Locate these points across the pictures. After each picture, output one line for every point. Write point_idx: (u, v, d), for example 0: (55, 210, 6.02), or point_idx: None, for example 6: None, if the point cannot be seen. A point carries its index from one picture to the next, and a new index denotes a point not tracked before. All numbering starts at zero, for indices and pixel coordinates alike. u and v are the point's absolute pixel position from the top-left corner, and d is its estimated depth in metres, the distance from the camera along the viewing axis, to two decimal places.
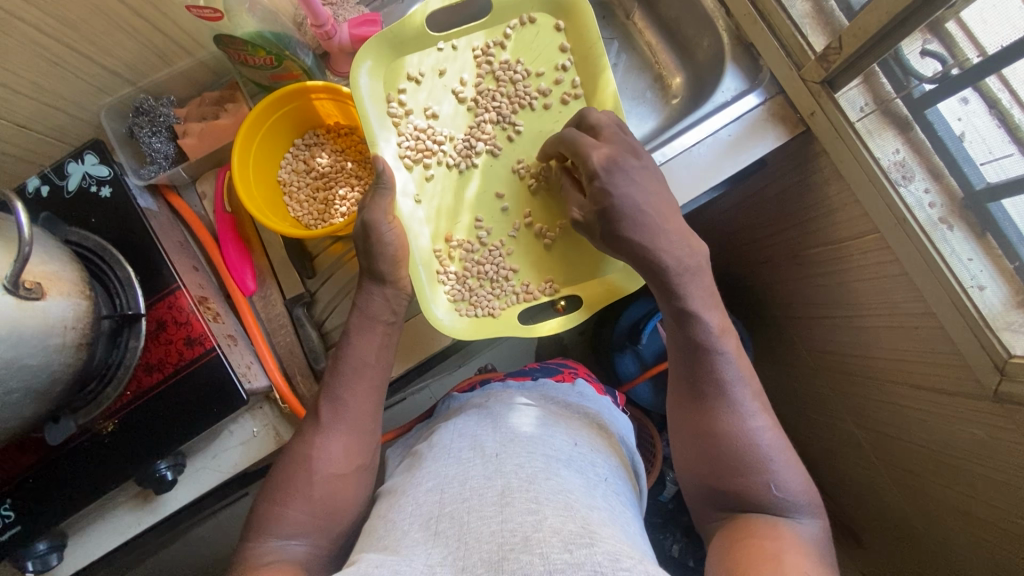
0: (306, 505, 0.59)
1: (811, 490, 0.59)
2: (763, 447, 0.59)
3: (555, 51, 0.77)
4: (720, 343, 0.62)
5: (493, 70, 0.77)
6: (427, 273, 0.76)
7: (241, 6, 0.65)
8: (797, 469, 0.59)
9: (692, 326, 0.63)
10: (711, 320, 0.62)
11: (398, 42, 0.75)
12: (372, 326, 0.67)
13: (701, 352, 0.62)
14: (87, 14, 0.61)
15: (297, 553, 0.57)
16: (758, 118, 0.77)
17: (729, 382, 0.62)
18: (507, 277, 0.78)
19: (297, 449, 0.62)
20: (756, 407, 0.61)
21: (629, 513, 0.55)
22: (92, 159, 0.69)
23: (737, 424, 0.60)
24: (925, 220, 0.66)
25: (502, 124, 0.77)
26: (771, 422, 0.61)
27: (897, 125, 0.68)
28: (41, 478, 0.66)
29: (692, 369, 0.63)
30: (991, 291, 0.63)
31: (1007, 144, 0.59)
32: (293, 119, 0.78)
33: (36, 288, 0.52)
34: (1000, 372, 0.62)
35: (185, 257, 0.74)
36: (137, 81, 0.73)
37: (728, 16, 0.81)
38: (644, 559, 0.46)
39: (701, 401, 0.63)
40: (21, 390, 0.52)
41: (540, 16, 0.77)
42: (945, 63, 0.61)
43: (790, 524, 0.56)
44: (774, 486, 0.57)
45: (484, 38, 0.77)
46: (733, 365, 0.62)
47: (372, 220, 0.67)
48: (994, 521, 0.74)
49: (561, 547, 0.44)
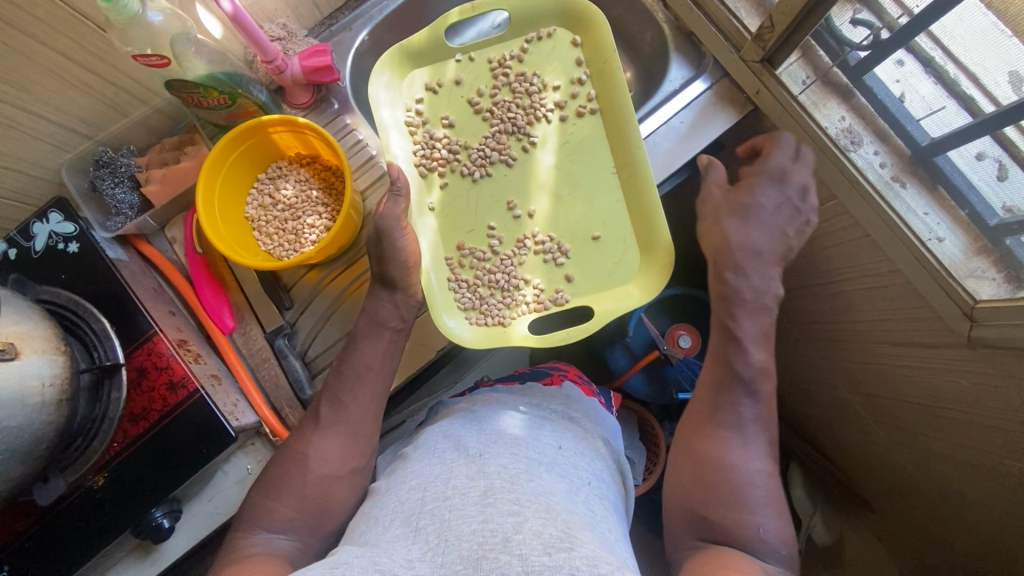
0: (297, 501, 0.58)
1: (791, 548, 0.59)
2: (759, 492, 0.60)
3: (571, 63, 0.81)
4: (754, 382, 0.66)
5: (510, 82, 0.81)
6: (437, 283, 0.78)
7: (188, 50, 0.66)
8: (784, 522, 0.59)
9: (736, 357, 0.67)
10: (754, 356, 0.67)
11: (416, 53, 0.79)
12: (379, 332, 0.68)
13: (732, 385, 0.66)
14: (36, 75, 0.62)
15: (282, 546, 0.56)
16: (706, 103, 0.79)
17: (746, 422, 0.64)
18: (519, 286, 0.79)
19: (293, 447, 0.62)
20: (761, 453, 0.63)
21: (612, 518, 0.56)
22: (57, 217, 0.69)
23: (742, 461, 0.62)
24: (876, 179, 0.69)
25: (516, 134, 0.80)
26: (770, 470, 0.62)
27: (839, 93, 0.71)
28: (35, 543, 0.65)
29: (716, 402, 0.66)
30: (950, 242, 0.65)
31: (944, 98, 0.61)
32: (253, 155, 0.78)
33: (9, 348, 0.52)
34: (971, 319, 0.63)
35: (161, 303, 0.74)
36: (95, 135, 0.74)
37: (667, 9, 0.84)
38: (622, 566, 0.46)
39: (712, 433, 0.65)
40: (4, 451, 0.52)
41: (559, 31, 0.81)
42: (873, 27, 0.63)
43: (764, 564, 0.55)
44: (759, 529, 0.58)
45: (502, 52, 0.82)
46: (755, 408, 0.65)
47: (384, 228, 0.69)
48: (991, 465, 0.75)
49: (541, 550, 0.45)
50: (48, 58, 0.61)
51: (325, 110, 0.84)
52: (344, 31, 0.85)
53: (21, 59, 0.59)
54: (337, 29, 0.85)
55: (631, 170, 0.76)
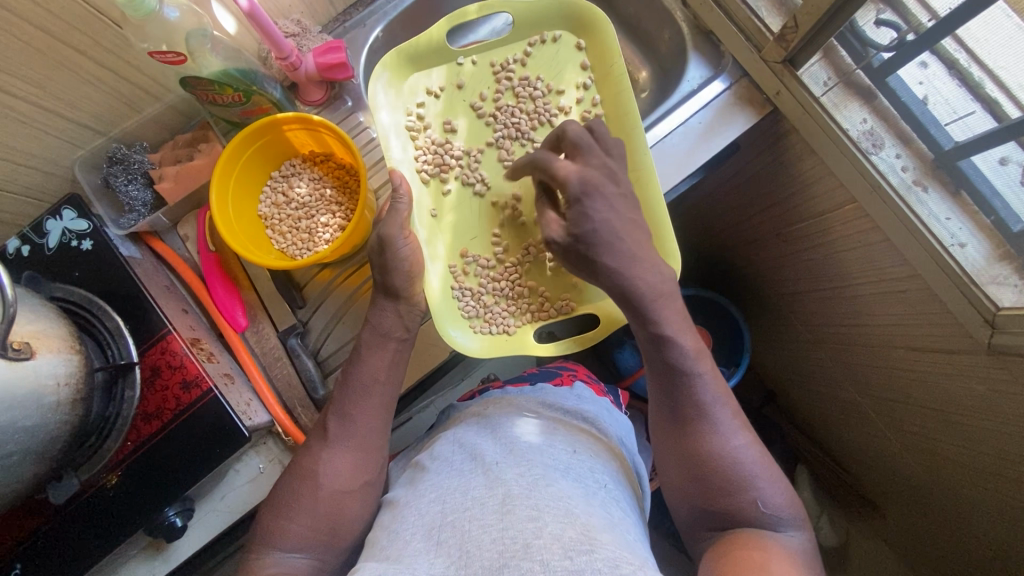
0: (310, 520, 0.58)
1: (795, 503, 0.58)
2: (751, 466, 0.58)
3: (576, 67, 0.80)
4: (696, 366, 0.61)
5: (513, 86, 0.80)
6: (440, 294, 0.77)
7: (204, 46, 0.65)
8: (782, 484, 0.59)
9: (668, 350, 0.61)
10: (685, 344, 0.61)
11: (416, 56, 0.78)
12: (383, 343, 0.67)
13: (677, 375, 0.61)
14: (51, 71, 0.61)
15: (297, 566, 0.56)
16: (724, 104, 0.78)
17: (707, 403, 0.60)
18: (523, 294, 0.79)
19: (303, 466, 0.61)
20: (736, 426, 0.60)
21: (630, 520, 0.55)
22: (71, 214, 0.69)
23: (721, 445, 0.59)
24: (899, 184, 0.67)
25: (521, 140, 0.79)
26: (751, 438, 0.60)
27: (861, 95, 0.69)
28: (48, 540, 0.65)
29: (671, 394, 0.62)
30: (972, 248, 0.63)
31: (970, 103, 0.60)
32: (268, 152, 0.78)
33: (25, 347, 0.52)
34: (991, 326, 0.62)
35: (173, 300, 0.74)
36: (108, 131, 0.73)
37: (686, 7, 0.83)
38: (644, 564, 0.46)
39: (682, 426, 0.61)
40: (19, 452, 0.52)
41: (563, 35, 0.80)
42: (899, 29, 0.62)
43: (778, 538, 0.55)
44: (760, 504, 0.57)
45: (505, 54, 0.80)
46: (711, 387, 0.61)
47: (387, 235, 0.67)
48: (1004, 473, 0.75)
49: (562, 553, 0.44)
50: (63, 54, 0.61)
51: (338, 107, 0.84)
52: (358, 27, 0.85)
53: (36, 56, 0.59)
54: (351, 25, 0.85)
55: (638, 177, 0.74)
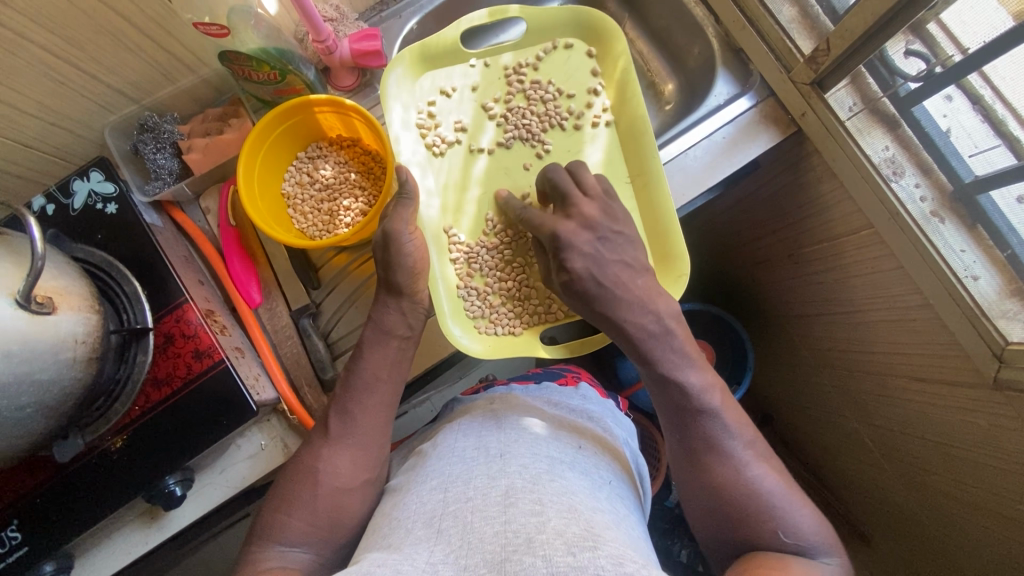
0: (310, 516, 0.57)
1: (823, 528, 0.57)
2: (772, 495, 0.57)
3: (587, 74, 0.81)
4: (704, 399, 0.61)
5: (525, 89, 0.81)
6: (446, 290, 0.78)
7: (246, 23, 0.66)
8: (807, 511, 0.57)
9: (672, 389, 0.61)
10: (689, 379, 0.61)
11: (430, 55, 0.79)
12: (385, 341, 0.66)
13: (685, 411, 0.61)
14: (93, 35, 0.63)
15: (299, 559, 0.56)
16: (749, 121, 0.79)
17: (720, 437, 0.60)
18: (529, 296, 0.79)
19: (304, 461, 0.61)
20: (752, 455, 0.59)
21: (632, 516, 0.56)
22: (98, 176, 0.70)
23: (735, 475, 0.58)
24: (918, 214, 0.67)
25: (530, 141, 0.79)
26: (770, 467, 0.59)
27: (885, 123, 0.70)
28: (47, 499, 0.66)
29: (682, 429, 0.61)
30: (986, 281, 0.63)
31: (991, 137, 0.61)
32: (295, 132, 0.79)
33: (48, 302, 0.53)
34: (1000, 360, 0.62)
35: (191, 271, 0.74)
36: (141, 99, 0.75)
37: (718, 23, 0.84)
38: (647, 563, 0.46)
39: (696, 458, 0.60)
40: (32, 405, 0.52)
41: (575, 43, 0.81)
42: (928, 62, 0.63)
43: (802, 563, 0.53)
44: (781, 533, 0.55)
45: (516, 57, 0.81)
46: (721, 419, 0.60)
47: (392, 230, 0.66)
48: (998, 510, 0.75)
49: (565, 550, 0.44)
50: (107, 19, 0.62)
51: (369, 95, 0.84)
52: (394, 18, 0.87)
53: (82, 18, 0.60)
54: (388, 15, 0.87)
55: (645, 183, 0.76)
